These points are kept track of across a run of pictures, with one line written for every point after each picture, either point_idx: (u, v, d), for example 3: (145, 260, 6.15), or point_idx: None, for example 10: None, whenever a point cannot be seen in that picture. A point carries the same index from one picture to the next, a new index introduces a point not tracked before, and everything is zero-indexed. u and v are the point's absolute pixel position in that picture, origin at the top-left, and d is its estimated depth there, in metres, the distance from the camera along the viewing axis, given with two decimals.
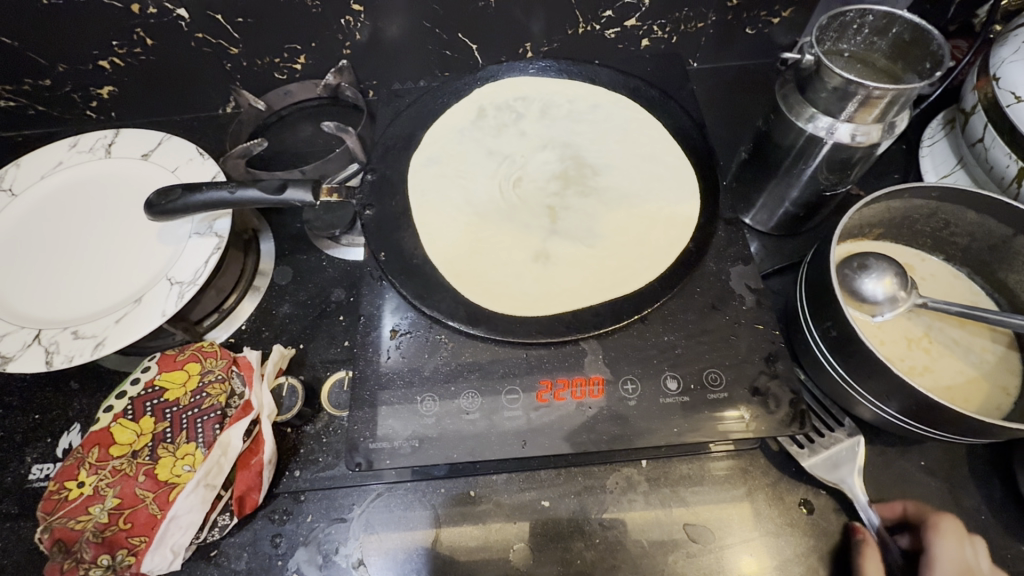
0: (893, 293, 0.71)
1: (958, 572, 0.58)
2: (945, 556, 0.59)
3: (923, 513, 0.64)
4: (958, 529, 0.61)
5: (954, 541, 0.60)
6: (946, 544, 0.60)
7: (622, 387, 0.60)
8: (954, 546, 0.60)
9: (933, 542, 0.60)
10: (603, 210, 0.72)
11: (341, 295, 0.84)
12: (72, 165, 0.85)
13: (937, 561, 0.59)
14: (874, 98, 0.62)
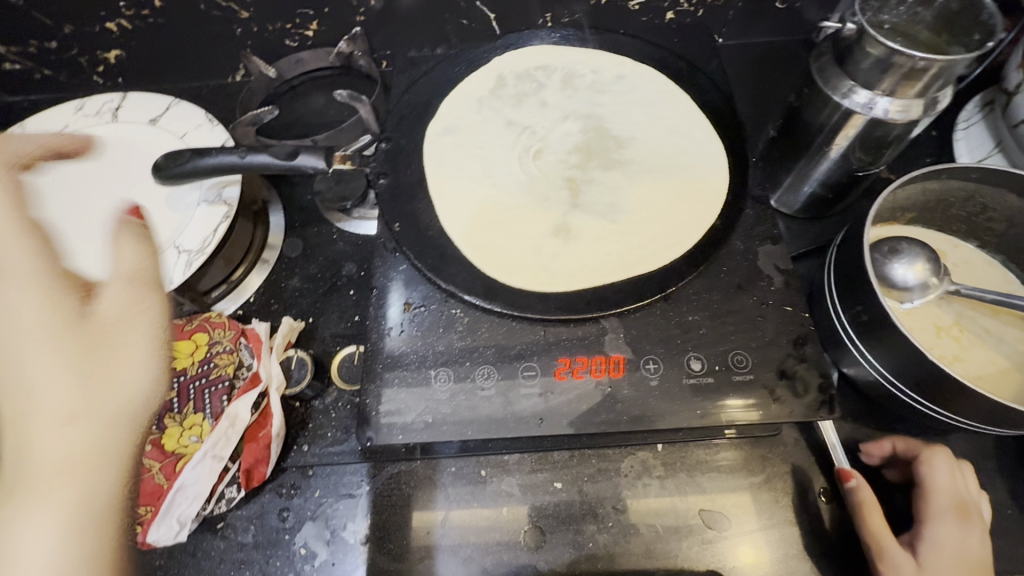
0: (925, 279, 0.68)
1: (955, 505, 0.60)
2: (944, 496, 0.60)
3: (914, 448, 0.64)
4: (952, 464, 0.61)
5: (949, 477, 0.61)
6: (944, 483, 0.60)
7: (643, 367, 0.57)
8: (951, 484, 0.60)
9: (933, 483, 0.61)
10: (627, 184, 0.69)
11: (351, 269, 0.81)
12: (77, 128, 0.82)
13: (939, 503, 0.60)
14: (919, 71, 0.59)
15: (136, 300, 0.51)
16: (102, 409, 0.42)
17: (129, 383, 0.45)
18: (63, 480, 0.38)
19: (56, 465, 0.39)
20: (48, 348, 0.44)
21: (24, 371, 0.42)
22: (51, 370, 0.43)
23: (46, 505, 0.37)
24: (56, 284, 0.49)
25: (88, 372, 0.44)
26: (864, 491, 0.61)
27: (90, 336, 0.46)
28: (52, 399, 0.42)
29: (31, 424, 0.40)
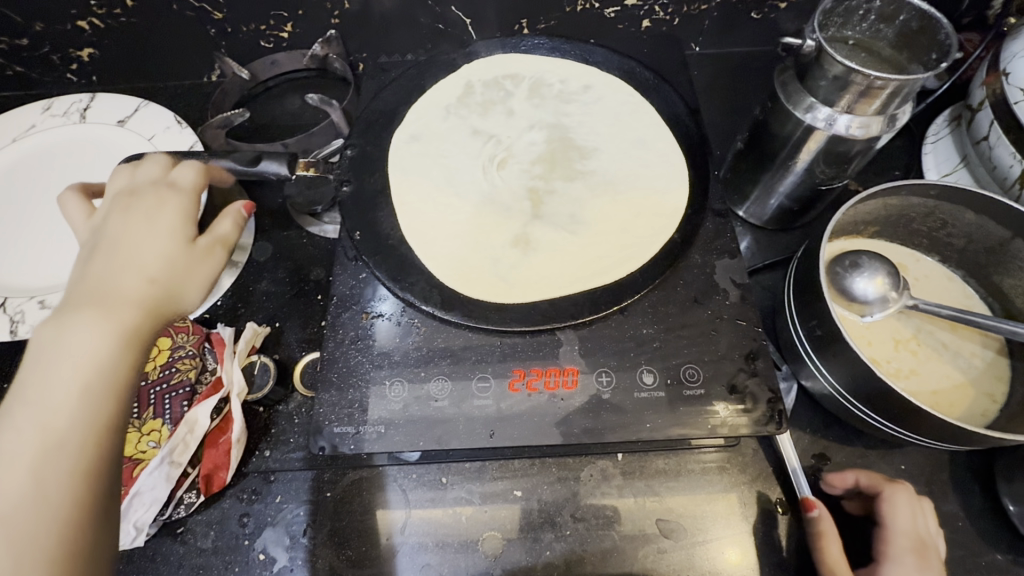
0: (884, 294, 0.69)
1: (915, 546, 0.58)
2: (901, 536, 0.58)
3: (877, 483, 0.62)
4: (914, 502, 0.60)
5: (906, 514, 0.59)
6: (901, 522, 0.59)
7: (596, 379, 0.58)
8: (907, 523, 0.59)
9: (893, 521, 0.59)
10: (588, 195, 0.69)
11: (320, 274, 0.81)
12: (44, 128, 0.82)
13: (895, 543, 0.58)
14: (876, 89, 0.59)
15: (226, 243, 0.58)
16: (171, 292, 0.51)
17: (192, 292, 0.53)
18: (121, 310, 0.46)
19: (126, 299, 0.48)
20: (164, 236, 0.53)
21: (133, 243, 0.52)
22: (155, 251, 0.52)
23: (100, 318, 0.45)
24: (190, 193, 0.58)
25: (178, 265, 0.53)
26: (824, 522, 0.61)
27: (187, 251, 0.54)
28: (145, 266, 0.51)
29: (123, 275, 0.49)
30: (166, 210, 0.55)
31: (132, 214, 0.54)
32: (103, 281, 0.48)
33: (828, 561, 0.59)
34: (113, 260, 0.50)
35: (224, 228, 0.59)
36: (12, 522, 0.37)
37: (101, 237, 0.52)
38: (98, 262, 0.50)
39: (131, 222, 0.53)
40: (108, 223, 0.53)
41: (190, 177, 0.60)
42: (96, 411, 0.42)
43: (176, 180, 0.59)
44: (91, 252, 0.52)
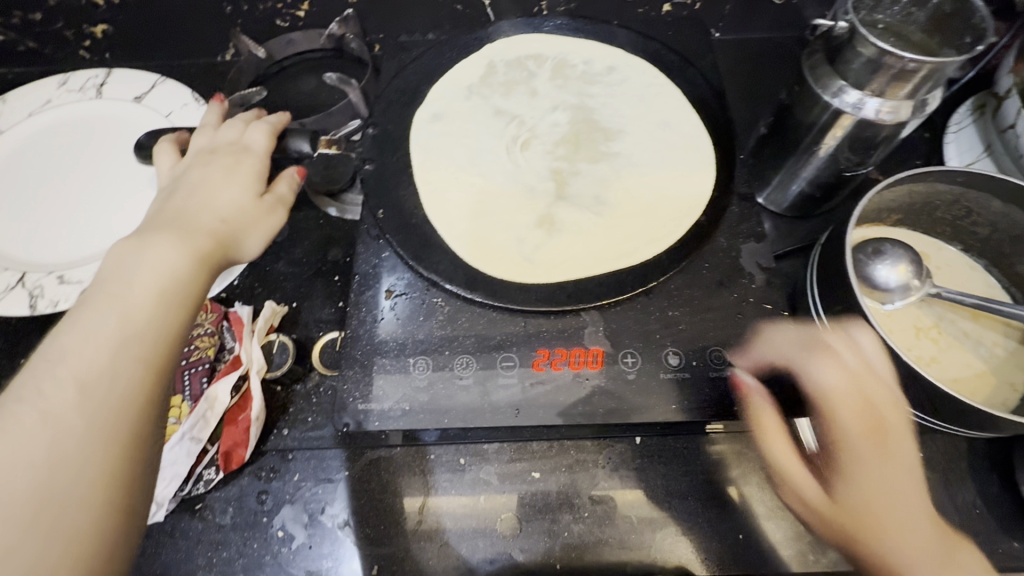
0: (907, 282, 0.69)
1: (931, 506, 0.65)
2: (852, 388, 0.53)
3: None
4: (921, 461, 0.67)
5: (849, 371, 0.54)
6: (841, 375, 0.54)
7: (621, 361, 0.58)
8: (846, 373, 0.54)
9: None
10: (614, 176, 0.69)
11: (338, 254, 0.81)
12: (60, 103, 0.81)
13: (843, 401, 0.53)
14: (909, 72, 0.59)
15: (286, 203, 0.65)
16: (237, 233, 0.58)
17: (255, 238, 0.60)
18: (195, 237, 0.53)
19: (200, 230, 0.55)
20: (237, 186, 0.61)
21: (210, 189, 0.59)
22: (228, 199, 0.60)
23: (179, 241, 0.52)
24: (262, 154, 0.66)
25: (247, 212, 0.60)
26: (754, 393, 0.55)
27: (255, 202, 0.62)
28: (218, 208, 0.58)
29: (199, 212, 0.57)
30: (241, 165, 0.64)
31: (211, 166, 0.62)
32: (182, 214, 0.56)
33: (770, 451, 0.54)
34: (191, 202, 0.58)
35: (284, 189, 0.66)
36: (88, 378, 0.42)
37: (181, 183, 0.61)
38: (177, 203, 0.58)
39: (209, 173, 0.62)
40: (189, 171, 0.62)
41: (260, 140, 0.68)
42: (164, 313, 0.47)
43: (250, 143, 0.67)
44: (171, 193, 0.60)
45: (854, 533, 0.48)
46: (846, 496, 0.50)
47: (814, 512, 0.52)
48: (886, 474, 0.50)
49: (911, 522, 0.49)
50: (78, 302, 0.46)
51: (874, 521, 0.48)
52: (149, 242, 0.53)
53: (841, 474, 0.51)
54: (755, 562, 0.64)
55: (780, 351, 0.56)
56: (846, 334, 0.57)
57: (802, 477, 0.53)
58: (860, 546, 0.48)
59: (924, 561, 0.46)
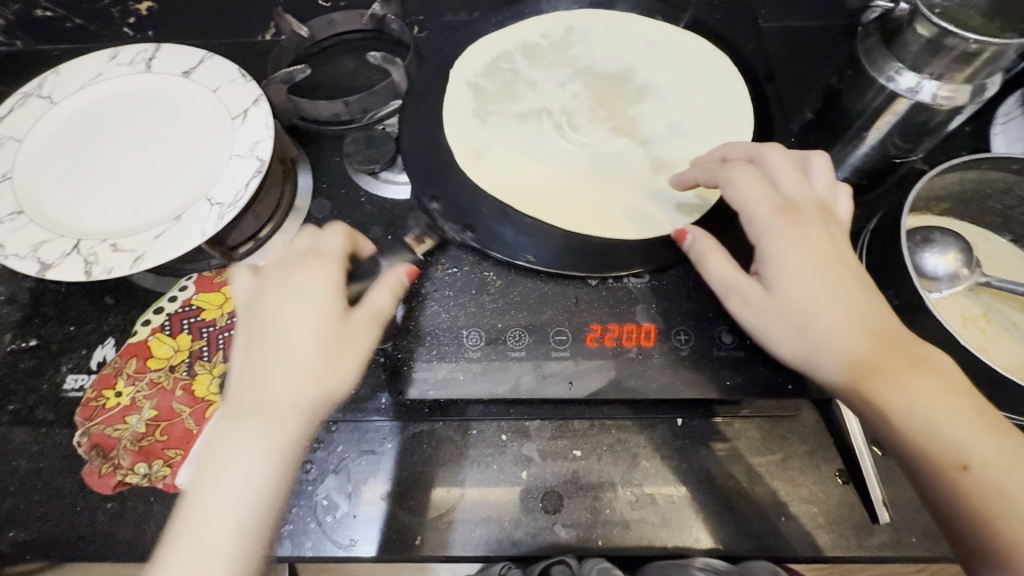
0: (955, 270, 0.69)
1: None
2: (799, 188, 0.56)
3: None
4: None
5: (784, 177, 0.57)
6: (787, 173, 0.57)
7: (674, 337, 0.61)
8: (792, 178, 0.57)
9: None
10: (659, 149, 0.72)
11: (378, 233, 0.79)
12: (111, 77, 0.82)
13: (799, 206, 0.55)
14: (971, 55, 0.58)
15: (380, 317, 0.55)
16: (326, 388, 0.51)
17: (347, 375, 0.52)
18: (278, 427, 0.49)
19: (280, 407, 0.50)
20: (313, 318, 0.52)
21: (287, 326, 0.51)
22: (308, 339, 0.51)
23: (264, 434, 0.49)
24: (338, 260, 0.55)
25: (330, 350, 0.51)
26: (699, 240, 0.58)
27: (338, 327, 0.52)
28: (297, 358, 0.51)
29: (277, 370, 0.50)
30: (315, 283, 0.53)
31: (284, 287, 0.53)
32: (261, 391, 0.50)
33: (714, 271, 0.56)
34: (270, 348, 0.51)
35: (378, 299, 0.55)
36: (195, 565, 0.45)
37: (257, 311, 0.53)
38: (255, 351, 0.52)
39: (285, 296, 0.52)
40: (263, 297, 0.53)
41: (337, 244, 0.57)
42: (269, 482, 0.48)
43: (319, 247, 0.56)
44: (248, 331, 0.53)
45: (810, 318, 0.51)
46: (789, 294, 0.52)
47: (768, 315, 0.53)
48: (808, 237, 0.53)
49: (863, 323, 0.51)
50: (201, 452, 0.50)
51: (813, 311, 0.51)
52: (235, 428, 0.49)
53: (768, 254, 0.54)
54: (796, 546, 0.64)
55: (705, 171, 0.61)
56: (789, 153, 0.60)
57: (777, 245, 0.53)
58: (855, 360, 0.49)
59: (935, 393, 0.47)
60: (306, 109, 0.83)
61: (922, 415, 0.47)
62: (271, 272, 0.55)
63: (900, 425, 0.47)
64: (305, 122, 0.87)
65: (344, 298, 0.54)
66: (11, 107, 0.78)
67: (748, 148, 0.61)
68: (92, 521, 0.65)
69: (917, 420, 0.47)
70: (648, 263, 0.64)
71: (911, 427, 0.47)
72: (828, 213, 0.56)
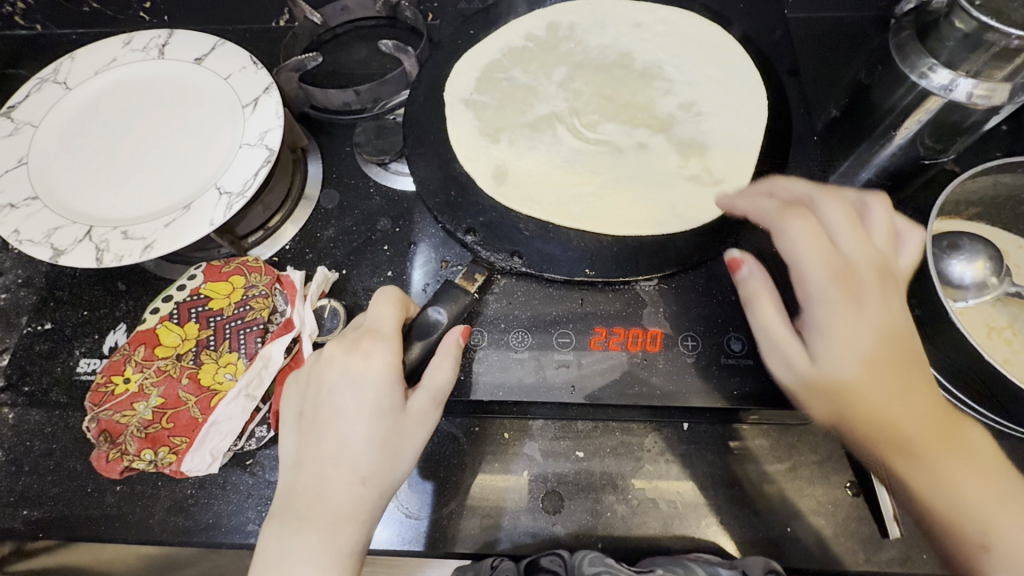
0: (984, 279, 0.65)
1: None
2: (858, 253, 0.54)
3: None
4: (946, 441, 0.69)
5: (844, 236, 0.55)
6: (846, 238, 0.55)
7: (680, 344, 0.61)
8: (853, 237, 0.55)
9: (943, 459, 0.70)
10: (675, 146, 0.70)
11: (386, 224, 0.76)
12: (125, 63, 0.82)
13: (856, 270, 0.53)
14: (1013, 51, 0.54)
15: (439, 395, 0.55)
16: (381, 487, 0.53)
17: (402, 470, 0.54)
18: (338, 534, 0.51)
19: (342, 514, 0.51)
20: (371, 418, 0.52)
21: (344, 425, 0.52)
22: (365, 438, 0.52)
23: (324, 541, 0.50)
24: (395, 340, 0.55)
25: (390, 448, 0.53)
26: (746, 279, 0.56)
27: (396, 423, 0.53)
28: (355, 460, 0.52)
29: (336, 473, 0.52)
30: (370, 375, 0.53)
31: (341, 380, 0.53)
32: (320, 493, 0.52)
33: (758, 317, 0.55)
34: (327, 449, 0.52)
35: (436, 378, 0.55)
36: None
37: (315, 402, 0.54)
38: (311, 446, 0.53)
39: (341, 393, 0.53)
40: (321, 386, 0.54)
41: (390, 319, 0.56)
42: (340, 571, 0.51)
43: (374, 323, 0.56)
44: (306, 422, 0.54)
45: (842, 397, 0.50)
46: (832, 367, 0.51)
47: (808, 383, 0.52)
48: (859, 311, 0.52)
49: (903, 397, 0.50)
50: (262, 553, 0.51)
51: (852, 391, 0.50)
52: (294, 537, 0.50)
53: (814, 322, 0.53)
54: (800, 557, 0.62)
55: (760, 211, 0.58)
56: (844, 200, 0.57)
57: (827, 315, 0.52)
58: (888, 431, 0.50)
59: (965, 471, 0.49)
60: (318, 99, 0.82)
61: (953, 493, 0.48)
62: (320, 361, 0.55)
63: (929, 502, 0.49)
64: (316, 112, 0.86)
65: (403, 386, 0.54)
66: (28, 92, 0.79)
67: (803, 193, 0.59)
68: (103, 502, 0.67)
69: (945, 498, 0.48)
70: (657, 268, 0.63)
71: (937, 504, 0.49)
72: (886, 276, 0.54)
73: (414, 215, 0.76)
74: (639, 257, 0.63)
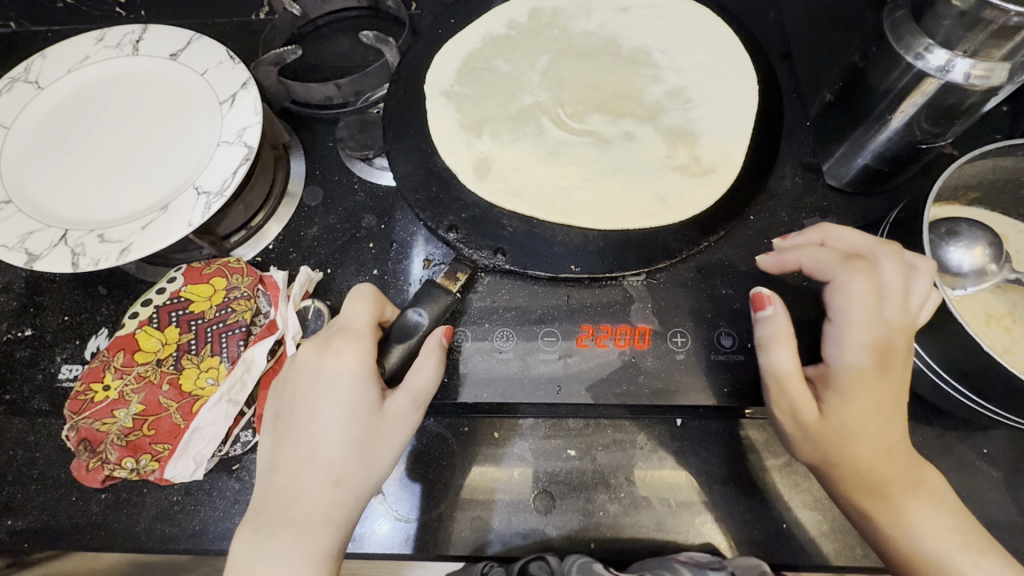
0: (982, 266, 0.63)
1: None
2: (901, 320, 0.51)
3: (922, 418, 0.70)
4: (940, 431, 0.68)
5: (896, 300, 0.50)
6: (894, 302, 0.50)
7: (670, 340, 0.59)
8: (903, 303, 0.50)
9: None
10: (663, 135, 0.68)
11: (371, 221, 0.75)
12: (98, 60, 0.80)
13: (895, 342, 0.50)
14: (1011, 30, 0.52)
15: (421, 397, 0.54)
16: (356, 490, 0.52)
17: (380, 473, 0.53)
18: (312, 538, 0.50)
19: (317, 518, 0.50)
20: (346, 419, 0.51)
21: (319, 426, 0.51)
22: (341, 441, 0.51)
23: (297, 545, 0.49)
24: (372, 340, 0.54)
25: (366, 451, 0.52)
26: (779, 323, 0.52)
27: (374, 425, 0.52)
28: (330, 461, 0.51)
29: (310, 476, 0.51)
30: (346, 375, 0.52)
31: (318, 382, 0.52)
32: (294, 495, 0.51)
33: (775, 369, 0.52)
34: (303, 452, 0.51)
35: (417, 381, 0.53)
36: None
37: (291, 403, 0.53)
38: (286, 449, 0.52)
39: (315, 393, 0.52)
40: (297, 389, 0.53)
41: (368, 319, 0.55)
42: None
43: (347, 321, 0.55)
44: (282, 424, 0.53)
45: (832, 448, 0.51)
46: (835, 426, 0.51)
47: (812, 437, 0.52)
48: (883, 381, 0.50)
49: (886, 450, 0.52)
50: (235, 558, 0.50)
51: (845, 444, 0.51)
52: (265, 544, 0.49)
53: (836, 383, 0.51)
54: (797, 554, 0.61)
55: (816, 260, 0.54)
56: (905, 260, 0.52)
57: (854, 384, 0.50)
58: (865, 478, 0.51)
59: (933, 519, 0.51)
60: (298, 93, 0.80)
61: (920, 539, 0.50)
62: (297, 365, 0.54)
63: (896, 544, 0.51)
64: (297, 106, 0.83)
65: (381, 388, 0.53)
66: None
67: (862, 244, 0.54)
68: (88, 511, 0.66)
69: (911, 543, 0.50)
70: (647, 263, 0.61)
71: (904, 547, 0.51)
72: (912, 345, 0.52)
73: (398, 212, 0.74)
74: (628, 252, 0.61)
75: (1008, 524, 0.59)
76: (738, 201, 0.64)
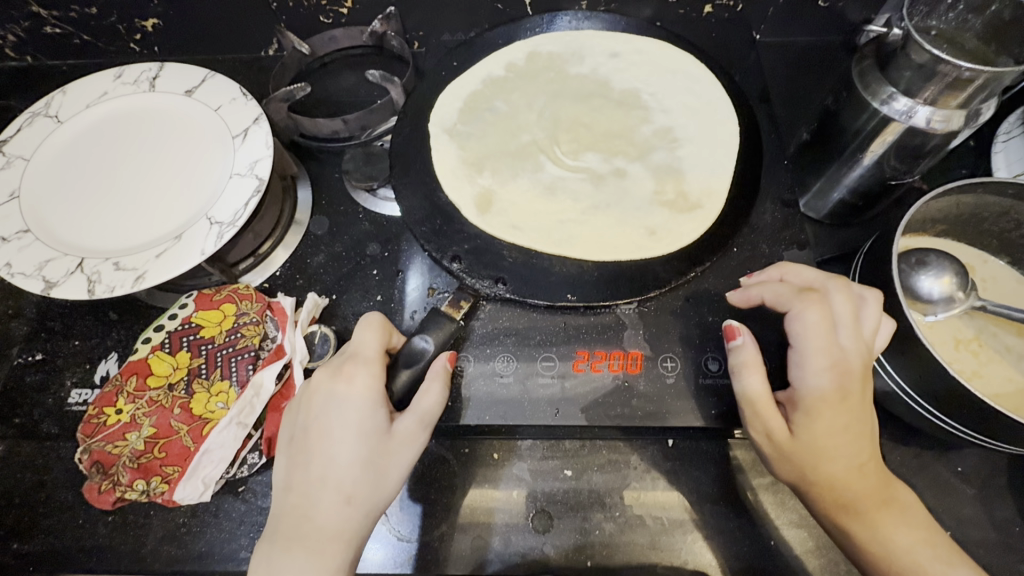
0: (950, 294, 0.67)
1: None
2: (858, 345, 0.55)
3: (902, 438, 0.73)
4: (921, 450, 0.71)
5: (849, 328, 0.55)
6: (850, 328, 0.55)
7: (661, 364, 0.63)
8: (855, 331, 0.55)
9: None
10: (652, 173, 0.73)
11: (375, 249, 0.78)
12: (116, 95, 0.84)
13: (853, 364, 0.54)
14: (963, 82, 0.57)
15: (423, 419, 0.56)
16: (366, 507, 0.54)
17: (386, 492, 0.55)
18: (324, 555, 0.52)
19: (326, 537, 0.52)
20: (354, 441, 0.54)
21: (328, 447, 0.54)
22: (350, 461, 0.54)
23: (309, 563, 0.51)
24: (379, 365, 0.57)
25: (374, 470, 0.54)
26: (747, 350, 0.56)
27: (381, 446, 0.54)
28: (341, 481, 0.53)
29: (323, 495, 0.53)
30: (355, 399, 0.55)
31: (327, 405, 0.55)
32: (307, 514, 0.53)
33: (747, 393, 0.55)
34: (314, 472, 0.54)
35: (420, 404, 0.56)
36: None
37: (304, 426, 0.56)
38: (299, 470, 0.54)
39: (326, 415, 0.55)
40: (309, 411, 0.56)
41: (374, 345, 0.58)
42: None
43: (357, 347, 0.58)
44: (295, 445, 0.56)
45: (809, 466, 0.54)
46: (811, 444, 0.54)
47: (785, 457, 0.55)
48: (847, 401, 0.54)
49: (859, 468, 0.55)
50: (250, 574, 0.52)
51: (820, 462, 0.54)
52: (277, 561, 0.51)
53: (804, 403, 0.54)
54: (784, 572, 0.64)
55: (776, 294, 0.59)
56: (853, 292, 0.57)
57: (818, 404, 0.54)
58: (841, 495, 0.55)
59: (908, 534, 0.54)
60: (307, 128, 0.84)
61: (899, 554, 0.53)
62: (309, 389, 0.57)
63: (874, 559, 0.54)
64: (305, 139, 0.87)
65: (388, 410, 0.56)
66: (19, 126, 0.80)
67: (816, 278, 0.59)
68: (95, 533, 0.67)
69: (890, 558, 0.53)
70: (638, 292, 0.65)
71: (881, 562, 0.53)
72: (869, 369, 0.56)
73: (402, 240, 0.78)
74: (620, 281, 0.65)
75: (981, 540, 0.63)
76: (723, 234, 0.68)
